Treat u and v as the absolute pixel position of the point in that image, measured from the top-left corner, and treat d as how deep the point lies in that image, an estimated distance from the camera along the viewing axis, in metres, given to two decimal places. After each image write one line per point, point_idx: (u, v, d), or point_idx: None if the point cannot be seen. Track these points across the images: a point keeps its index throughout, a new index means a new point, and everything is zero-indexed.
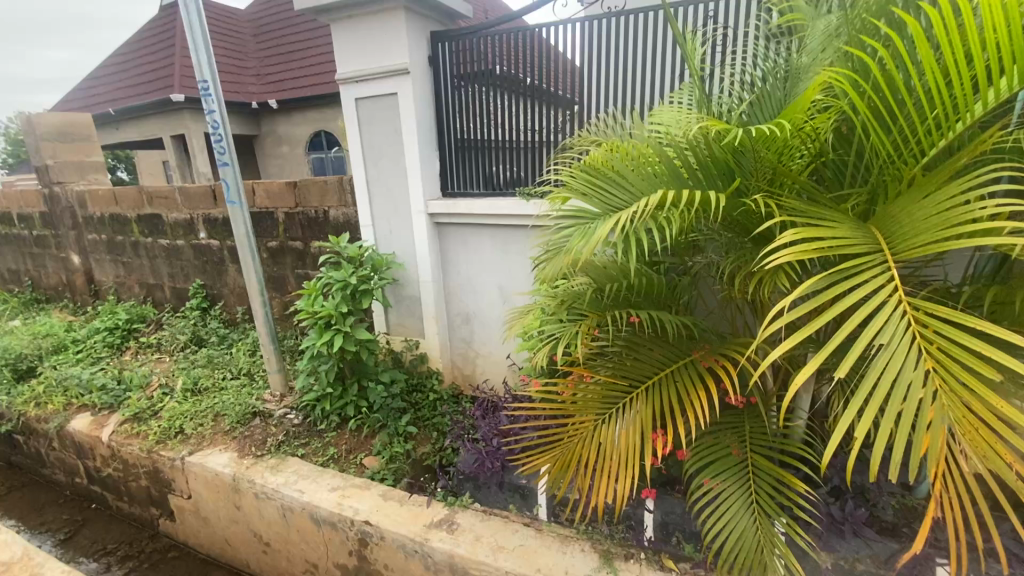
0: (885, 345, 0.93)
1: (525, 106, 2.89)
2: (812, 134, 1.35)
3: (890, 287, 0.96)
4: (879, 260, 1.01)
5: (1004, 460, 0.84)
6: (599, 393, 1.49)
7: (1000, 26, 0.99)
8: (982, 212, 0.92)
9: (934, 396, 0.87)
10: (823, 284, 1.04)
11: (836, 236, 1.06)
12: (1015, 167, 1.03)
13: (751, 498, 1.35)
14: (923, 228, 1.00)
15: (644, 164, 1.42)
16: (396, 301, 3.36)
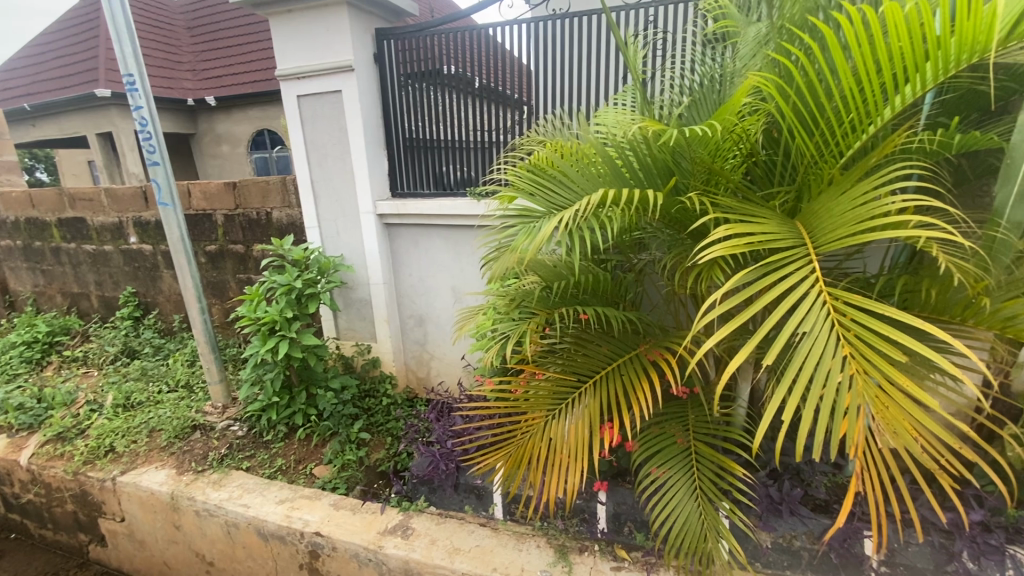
0: (808, 333, 0.98)
1: (475, 106, 2.89)
2: (744, 136, 1.42)
3: (811, 277, 1.03)
4: (802, 253, 1.07)
5: (910, 434, 0.91)
6: (550, 389, 1.51)
7: (903, 38, 1.08)
8: (890, 206, 0.99)
9: (849, 380, 0.94)
10: (752, 276, 1.09)
11: (765, 231, 1.12)
12: (920, 166, 1.11)
13: (694, 484, 1.40)
14: (841, 222, 1.06)
15: (587, 163, 1.44)
16: (345, 304, 3.28)
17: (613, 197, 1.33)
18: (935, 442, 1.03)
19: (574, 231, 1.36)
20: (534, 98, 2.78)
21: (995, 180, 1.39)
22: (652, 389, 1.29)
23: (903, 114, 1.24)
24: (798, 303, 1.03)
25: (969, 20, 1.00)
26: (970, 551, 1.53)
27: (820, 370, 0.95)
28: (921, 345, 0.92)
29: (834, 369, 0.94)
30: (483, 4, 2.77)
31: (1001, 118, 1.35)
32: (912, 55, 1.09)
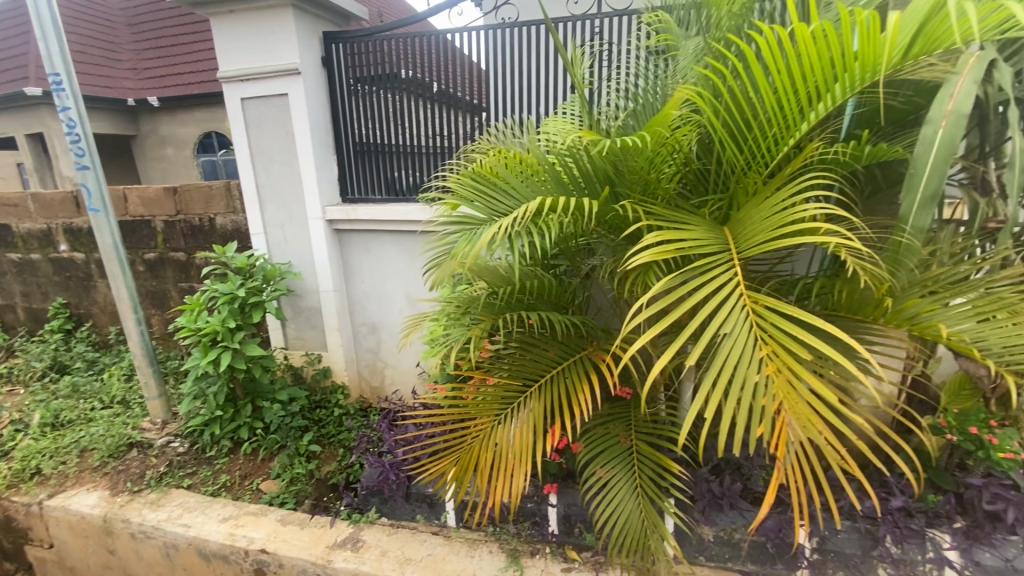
0: (729, 334, 1.04)
1: (428, 112, 2.87)
2: (679, 146, 1.49)
3: (732, 280, 1.08)
4: (726, 259, 1.13)
5: (818, 428, 0.98)
6: (495, 394, 1.52)
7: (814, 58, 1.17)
8: (802, 214, 1.06)
9: (764, 377, 0.99)
10: (679, 281, 1.14)
11: (693, 239, 1.18)
12: (832, 176, 1.19)
13: (635, 483, 1.44)
14: (760, 229, 1.13)
15: (528, 172, 1.47)
16: (293, 313, 3.19)
17: (551, 204, 1.35)
18: (847, 434, 1.10)
19: (514, 237, 1.37)
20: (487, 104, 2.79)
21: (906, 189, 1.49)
22: (591, 392, 1.31)
23: (820, 128, 1.34)
24: (721, 306, 1.08)
25: (870, 45, 1.08)
26: (893, 535, 1.63)
27: (738, 370, 1.00)
28: (828, 344, 0.99)
29: (752, 368, 0.99)
30: (433, 11, 2.78)
31: (910, 132, 1.46)
32: (821, 75, 1.17)
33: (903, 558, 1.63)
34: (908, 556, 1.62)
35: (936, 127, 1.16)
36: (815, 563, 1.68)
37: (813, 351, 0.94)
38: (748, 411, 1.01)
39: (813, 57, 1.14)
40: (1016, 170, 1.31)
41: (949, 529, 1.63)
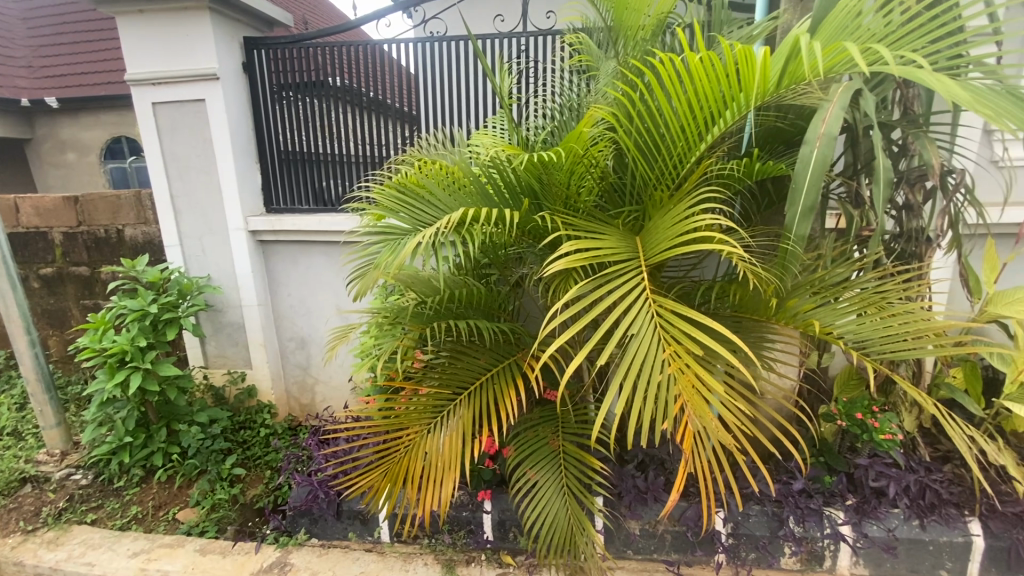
0: (637, 334, 1.12)
1: (360, 120, 2.84)
2: (595, 161, 1.58)
3: (639, 285, 1.17)
4: (635, 266, 1.22)
5: (715, 420, 1.08)
6: (425, 404, 1.52)
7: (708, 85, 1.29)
8: (699, 222, 1.16)
9: (668, 373, 1.08)
10: (592, 287, 1.22)
11: (606, 248, 1.26)
12: (727, 190, 1.31)
13: (562, 483, 1.49)
14: (665, 238, 1.23)
15: (452, 183, 1.51)
16: (213, 330, 3.02)
17: (474, 214, 1.39)
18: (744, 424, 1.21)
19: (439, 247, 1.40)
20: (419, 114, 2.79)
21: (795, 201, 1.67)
22: (517, 395, 1.35)
23: (719, 146, 1.47)
24: (631, 307, 1.16)
25: (752, 75, 1.21)
26: (795, 515, 1.79)
27: (645, 367, 1.08)
28: (722, 342, 1.09)
29: (657, 364, 1.08)
30: (361, 21, 2.76)
31: (796, 151, 1.63)
32: (713, 100, 1.29)
33: (804, 536, 1.79)
34: (809, 534, 1.78)
35: (812, 148, 1.31)
36: (730, 547, 1.81)
37: (708, 347, 1.04)
38: (655, 404, 1.09)
39: (706, 83, 1.25)
40: (880, 184, 1.51)
41: (842, 506, 1.81)
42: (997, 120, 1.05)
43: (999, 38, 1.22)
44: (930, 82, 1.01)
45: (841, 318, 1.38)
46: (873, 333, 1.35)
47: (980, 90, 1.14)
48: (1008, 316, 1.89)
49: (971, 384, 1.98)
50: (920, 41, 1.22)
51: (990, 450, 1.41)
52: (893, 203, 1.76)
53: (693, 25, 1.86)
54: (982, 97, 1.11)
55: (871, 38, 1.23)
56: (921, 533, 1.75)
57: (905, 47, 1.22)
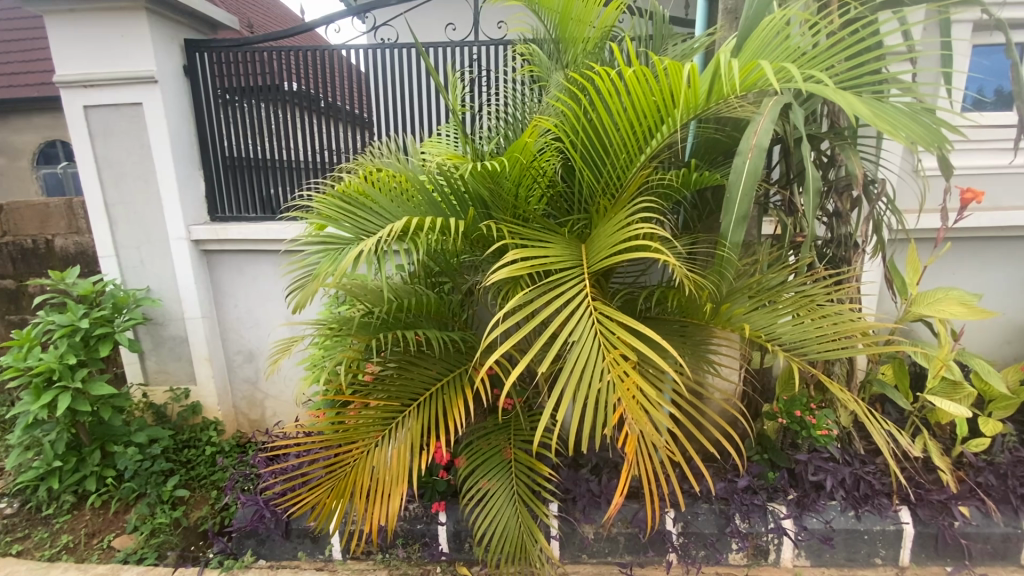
0: (578, 340, 1.13)
1: (311, 125, 2.77)
2: (542, 169, 1.60)
3: (581, 292, 1.19)
4: (577, 274, 1.24)
5: (654, 423, 1.10)
6: (373, 416, 1.49)
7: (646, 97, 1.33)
8: (637, 230, 1.19)
9: (608, 378, 1.10)
10: (535, 294, 1.23)
11: (550, 256, 1.27)
12: (664, 198, 1.36)
13: (513, 491, 1.49)
14: (606, 245, 1.25)
15: (398, 191, 1.50)
16: (153, 345, 2.87)
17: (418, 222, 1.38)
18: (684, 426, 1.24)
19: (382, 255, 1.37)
20: (372, 119, 2.75)
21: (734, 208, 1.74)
22: (466, 405, 1.34)
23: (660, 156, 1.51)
24: (573, 314, 1.18)
25: (684, 90, 1.26)
26: (741, 512, 1.86)
27: (585, 373, 1.10)
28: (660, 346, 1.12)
29: (597, 370, 1.10)
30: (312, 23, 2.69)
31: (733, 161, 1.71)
32: (650, 112, 1.33)
33: (750, 532, 1.85)
34: (754, 529, 1.85)
35: (745, 158, 1.37)
36: (680, 547, 1.85)
37: (645, 352, 1.06)
38: (596, 410, 1.11)
39: (642, 95, 1.29)
40: (810, 193, 1.59)
41: (784, 501, 1.89)
42: (900, 135, 1.13)
43: (908, 59, 1.32)
44: (838, 99, 1.08)
45: (777, 322, 1.44)
46: (806, 335, 1.42)
47: (886, 107, 1.23)
48: (928, 316, 2.03)
49: (899, 380, 2.11)
50: (836, 59, 1.30)
51: (910, 442, 1.50)
52: (824, 211, 1.87)
53: (635, 41, 1.91)
54: (887, 113, 1.20)
55: (794, 54, 1.30)
56: (856, 523, 1.85)
57: (822, 64, 1.30)
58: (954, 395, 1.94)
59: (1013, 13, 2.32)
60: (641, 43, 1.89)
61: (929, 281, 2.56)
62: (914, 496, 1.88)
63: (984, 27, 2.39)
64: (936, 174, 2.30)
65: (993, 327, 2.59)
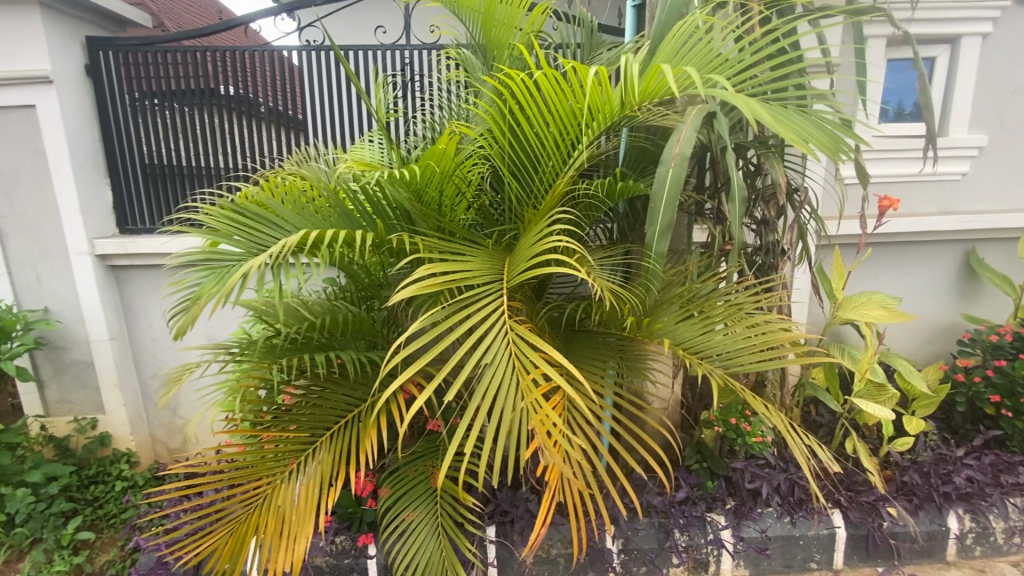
0: (491, 363, 1.05)
1: (234, 127, 2.59)
2: (466, 178, 1.52)
3: (497, 310, 1.11)
4: (494, 290, 1.16)
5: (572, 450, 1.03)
6: (280, 449, 1.35)
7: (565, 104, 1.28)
8: (554, 243, 1.12)
9: (524, 404, 1.03)
10: (448, 313, 1.14)
11: (466, 270, 1.19)
12: (582, 208, 1.30)
13: (436, 522, 1.39)
14: (523, 259, 1.19)
15: (303, 202, 1.38)
16: (54, 372, 2.60)
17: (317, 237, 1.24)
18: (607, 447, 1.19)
19: (280, 272, 1.24)
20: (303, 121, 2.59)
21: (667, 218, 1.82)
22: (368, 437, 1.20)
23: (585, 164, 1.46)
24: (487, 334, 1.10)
25: (602, 95, 1.22)
26: (680, 524, 1.82)
27: (499, 400, 1.02)
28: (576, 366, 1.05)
29: (510, 396, 1.02)
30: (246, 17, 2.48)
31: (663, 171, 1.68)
32: (568, 120, 1.29)
33: (690, 544, 1.82)
34: (694, 542, 1.82)
35: (668, 167, 1.35)
36: (621, 565, 1.80)
37: (560, 376, 0.99)
38: (511, 439, 1.05)
39: (560, 102, 1.25)
40: (736, 202, 1.59)
41: (723, 510, 1.88)
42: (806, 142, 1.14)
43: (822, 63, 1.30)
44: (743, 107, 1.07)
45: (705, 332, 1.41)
46: (738, 345, 1.38)
47: (794, 115, 1.24)
48: (854, 319, 2.09)
49: (830, 382, 2.12)
50: (751, 70, 1.31)
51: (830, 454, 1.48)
52: (752, 218, 1.88)
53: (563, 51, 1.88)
54: (794, 121, 1.20)
55: (707, 63, 1.31)
56: (791, 529, 1.85)
57: (738, 71, 1.30)
58: (879, 396, 2.00)
59: (923, 29, 2.44)
60: (568, 55, 1.86)
61: (856, 284, 2.65)
62: (846, 499, 1.91)
63: (897, 42, 2.51)
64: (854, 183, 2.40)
65: (914, 328, 2.71)
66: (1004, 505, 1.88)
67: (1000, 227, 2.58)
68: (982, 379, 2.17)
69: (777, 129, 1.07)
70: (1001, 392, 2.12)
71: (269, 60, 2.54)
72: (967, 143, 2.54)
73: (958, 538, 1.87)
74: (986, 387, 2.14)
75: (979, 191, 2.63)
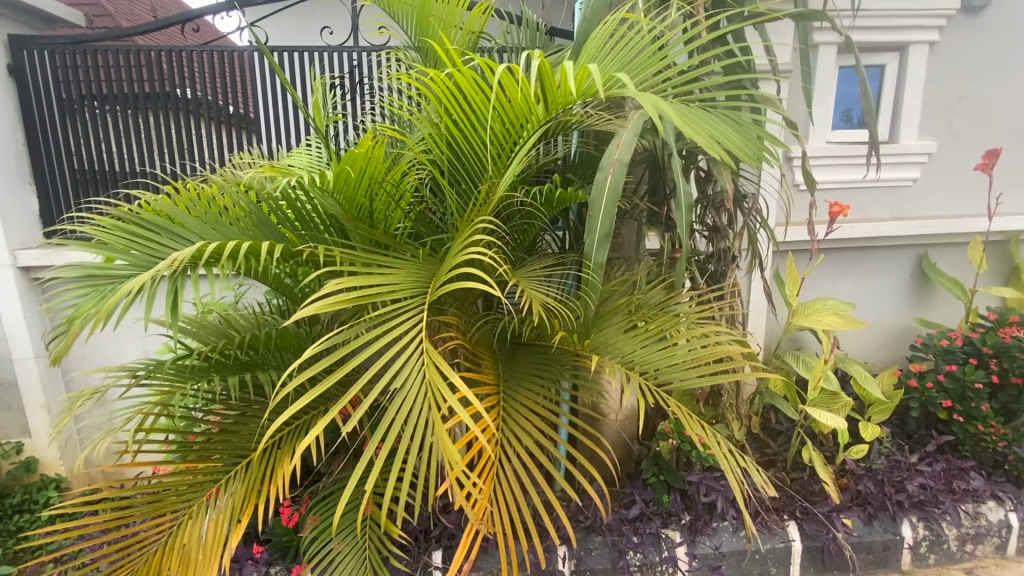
0: (401, 387, 0.96)
1: (168, 125, 2.41)
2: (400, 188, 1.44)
3: (415, 326, 1.02)
4: (414, 305, 1.06)
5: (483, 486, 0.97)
6: (189, 481, 1.25)
7: (492, 112, 1.22)
8: (475, 256, 1.04)
9: (435, 434, 0.95)
10: (360, 332, 1.04)
11: (386, 283, 1.10)
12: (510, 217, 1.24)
13: (363, 555, 1.30)
14: (445, 271, 1.11)
15: (215, 211, 1.29)
16: None
17: (216, 250, 1.14)
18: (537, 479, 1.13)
19: (180, 288, 1.14)
20: (247, 117, 2.40)
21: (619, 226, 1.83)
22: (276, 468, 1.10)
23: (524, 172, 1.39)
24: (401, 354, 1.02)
25: (527, 103, 1.16)
26: (634, 542, 1.75)
27: (407, 430, 0.94)
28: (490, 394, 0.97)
29: (419, 428, 0.94)
30: (196, 12, 2.35)
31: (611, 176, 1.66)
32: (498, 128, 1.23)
33: (644, 564, 1.74)
34: (648, 560, 1.74)
35: (607, 173, 1.30)
36: None
37: (464, 411, 0.90)
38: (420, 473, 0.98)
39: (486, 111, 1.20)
40: (682, 210, 1.55)
41: (678, 526, 1.82)
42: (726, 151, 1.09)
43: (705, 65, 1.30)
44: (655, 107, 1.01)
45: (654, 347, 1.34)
46: (684, 362, 1.32)
47: (719, 123, 1.20)
48: (808, 327, 2.07)
49: (789, 392, 2.07)
50: (676, 76, 1.28)
51: (764, 478, 1.43)
52: (703, 225, 1.85)
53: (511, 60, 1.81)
54: (717, 128, 1.16)
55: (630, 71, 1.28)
56: (747, 544, 1.81)
57: (661, 79, 1.27)
58: (832, 405, 1.97)
59: (871, 36, 2.46)
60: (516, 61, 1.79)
61: (814, 290, 2.65)
62: (800, 511, 1.87)
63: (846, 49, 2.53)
64: (801, 190, 2.44)
65: (871, 333, 2.73)
66: (956, 512, 1.87)
67: (950, 232, 2.61)
68: (933, 384, 2.17)
69: (691, 134, 1.02)
70: (952, 397, 2.11)
71: (207, 57, 2.36)
72: (916, 149, 2.57)
73: (912, 547, 1.85)
74: (938, 392, 2.14)
75: (929, 196, 2.67)
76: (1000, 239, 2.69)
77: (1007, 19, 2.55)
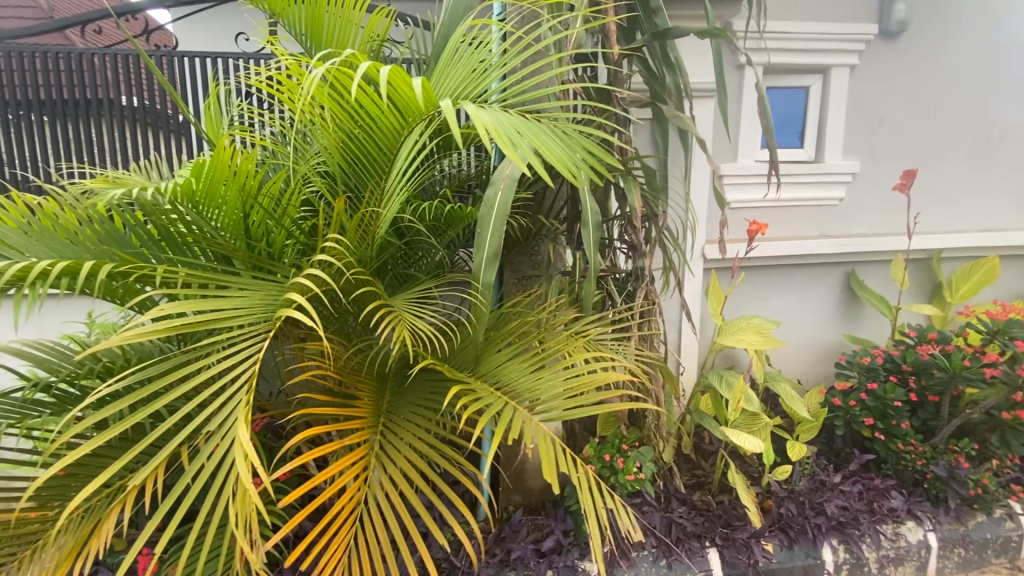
0: (218, 433, 0.95)
1: (32, 127, 2.00)
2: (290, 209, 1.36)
3: (248, 363, 0.97)
4: (255, 341, 1.00)
5: (282, 540, 0.91)
6: (18, 528, 1.15)
7: (355, 116, 1.19)
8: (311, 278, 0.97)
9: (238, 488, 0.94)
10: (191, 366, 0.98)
11: (229, 309, 1.03)
12: (382, 228, 1.19)
13: None
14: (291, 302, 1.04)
15: (59, 228, 1.19)
16: None
17: (36, 270, 1.04)
18: (396, 528, 1.05)
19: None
20: (158, 122, 2.07)
21: (541, 243, 1.79)
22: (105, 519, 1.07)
23: (409, 182, 1.35)
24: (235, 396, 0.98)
25: (383, 107, 1.15)
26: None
27: (216, 479, 0.95)
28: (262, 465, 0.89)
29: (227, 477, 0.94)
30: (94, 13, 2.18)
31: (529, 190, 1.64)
32: (365, 132, 1.22)
33: None
34: None
35: (496, 190, 1.24)
36: None
37: (247, 484, 0.87)
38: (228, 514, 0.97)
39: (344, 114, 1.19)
40: (589, 227, 1.52)
41: (596, 557, 1.74)
42: (574, 167, 1.06)
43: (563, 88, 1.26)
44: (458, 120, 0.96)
45: (540, 373, 1.22)
46: (554, 390, 1.19)
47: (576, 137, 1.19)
48: (733, 345, 2.06)
49: (717, 410, 2.03)
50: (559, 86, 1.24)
51: (632, 522, 1.38)
52: (621, 244, 1.81)
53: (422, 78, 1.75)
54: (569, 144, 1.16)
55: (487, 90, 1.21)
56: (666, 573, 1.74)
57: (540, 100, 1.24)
58: (753, 426, 1.94)
59: (796, 58, 2.51)
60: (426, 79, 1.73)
61: (746, 306, 2.65)
62: (721, 537, 1.81)
63: (771, 70, 2.57)
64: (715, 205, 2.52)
65: (801, 349, 2.74)
66: (875, 533, 1.85)
67: (874, 250, 2.67)
68: (857, 402, 2.16)
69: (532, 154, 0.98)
70: (874, 415, 2.11)
71: (106, 57, 2.02)
72: (842, 169, 2.63)
73: (833, 571, 1.81)
74: (861, 410, 2.13)
75: (855, 215, 2.72)
76: (922, 256, 2.74)
77: (922, 44, 2.64)
